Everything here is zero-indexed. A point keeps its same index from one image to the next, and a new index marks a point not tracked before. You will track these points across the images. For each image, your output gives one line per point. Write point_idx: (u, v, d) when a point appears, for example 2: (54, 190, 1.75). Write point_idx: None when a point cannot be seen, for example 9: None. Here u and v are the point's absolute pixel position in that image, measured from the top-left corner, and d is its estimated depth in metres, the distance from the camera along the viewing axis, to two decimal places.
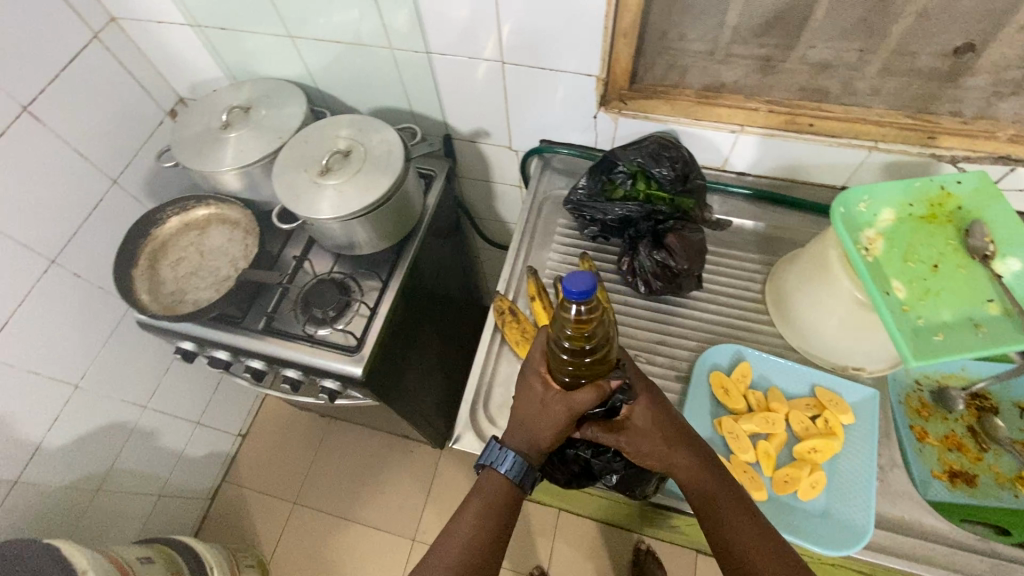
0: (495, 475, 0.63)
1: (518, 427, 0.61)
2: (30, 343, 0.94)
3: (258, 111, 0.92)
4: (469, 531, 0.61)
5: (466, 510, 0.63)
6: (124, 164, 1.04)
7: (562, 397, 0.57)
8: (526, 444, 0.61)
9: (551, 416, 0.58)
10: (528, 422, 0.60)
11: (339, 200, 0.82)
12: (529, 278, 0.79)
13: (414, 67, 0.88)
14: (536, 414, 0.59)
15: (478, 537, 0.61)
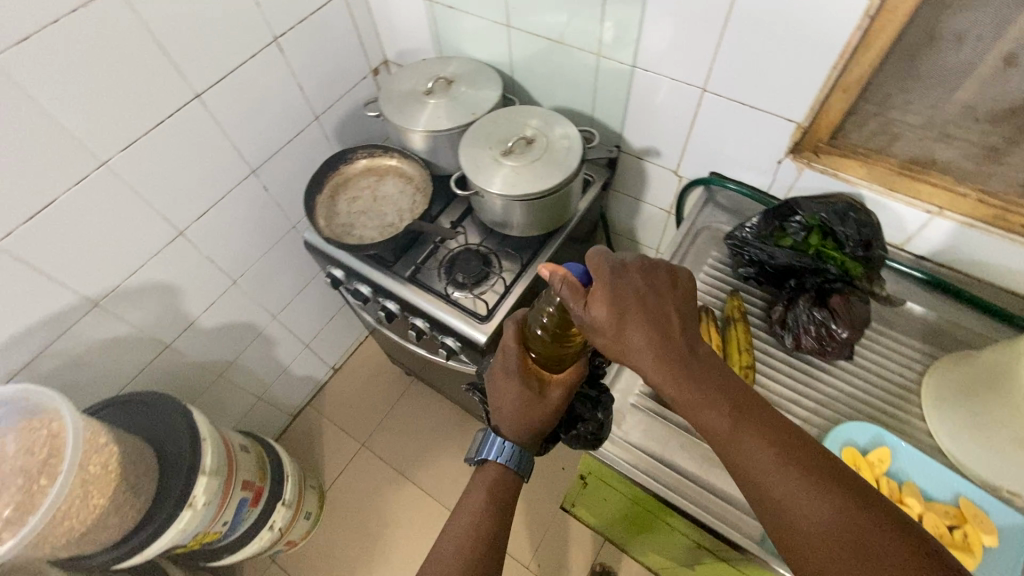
0: (494, 465, 0.72)
1: (509, 420, 0.71)
2: (217, 235, 1.08)
3: (459, 85, 1.00)
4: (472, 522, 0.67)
5: (470, 501, 0.69)
6: (327, 105, 1.17)
7: (554, 381, 0.70)
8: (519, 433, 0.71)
9: (545, 399, 0.69)
10: (516, 412, 0.70)
11: (513, 181, 0.86)
12: None
13: (613, 76, 0.92)
14: (526, 405, 0.69)
15: (482, 524, 0.67)
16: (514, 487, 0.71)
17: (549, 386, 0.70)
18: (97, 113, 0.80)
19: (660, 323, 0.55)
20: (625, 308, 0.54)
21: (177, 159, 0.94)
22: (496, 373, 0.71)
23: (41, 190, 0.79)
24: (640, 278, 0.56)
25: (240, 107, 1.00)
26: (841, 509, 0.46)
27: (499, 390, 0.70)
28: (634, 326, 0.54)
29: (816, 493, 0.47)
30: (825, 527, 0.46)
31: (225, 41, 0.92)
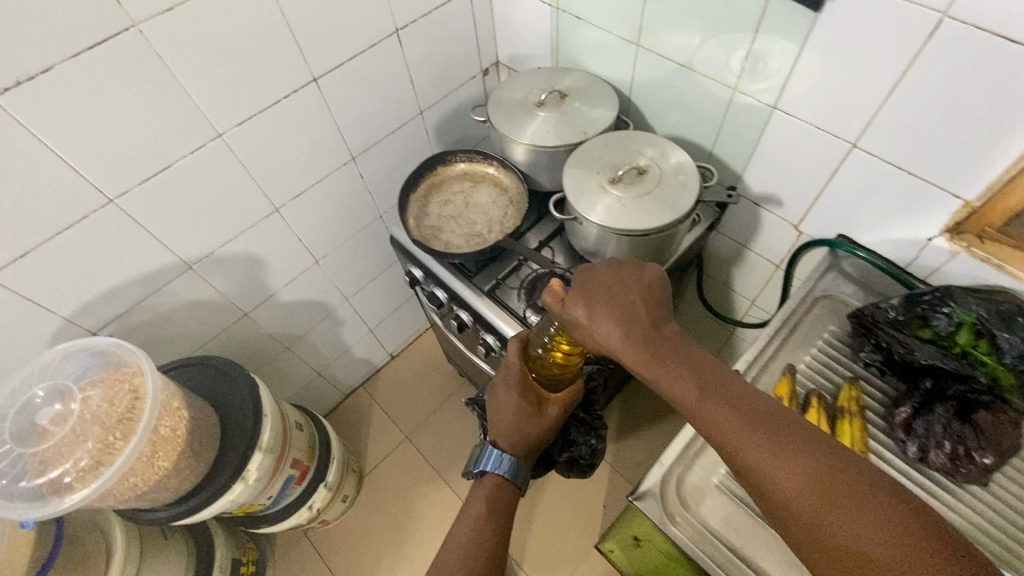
0: (495, 474, 0.80)
1: (509, 431, 0.82)
2: (308, 216, 1.09)
3: (572, 101, 0.95)
4: (477, 521, 0.75)
5: (474, 504, 0.78)
6: (433, 101, 1.16)
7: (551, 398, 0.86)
8: (518, 443, 0.82)
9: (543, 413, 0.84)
10: (516, 423, 0.82)
11: (618, 214, 0.80)
12: (784, 376, 0.73)
13: (744, 115, 0.84)
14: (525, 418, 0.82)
15: (486, 524, 0.75)
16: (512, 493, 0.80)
17: (547, 402, 0.85)
18: (221, 86, 0.81)
19: (631, 310, 0.62)
20: (601, 301, 0.63)
21: (284, 138, 0.95)
22: (500, 389, 0.85)
23: (160, 154, 0.81)
24: (607, 274, 0.66)
25: (352, 94, 0.99)
26: (815, 470, 0.49)
27: (502, 404, 0.84)
28: (608, 316, 0.62)
29: (792, 457, 0.50)
30: (808, 493, 0.48)
31: (349, 28, 0.91)
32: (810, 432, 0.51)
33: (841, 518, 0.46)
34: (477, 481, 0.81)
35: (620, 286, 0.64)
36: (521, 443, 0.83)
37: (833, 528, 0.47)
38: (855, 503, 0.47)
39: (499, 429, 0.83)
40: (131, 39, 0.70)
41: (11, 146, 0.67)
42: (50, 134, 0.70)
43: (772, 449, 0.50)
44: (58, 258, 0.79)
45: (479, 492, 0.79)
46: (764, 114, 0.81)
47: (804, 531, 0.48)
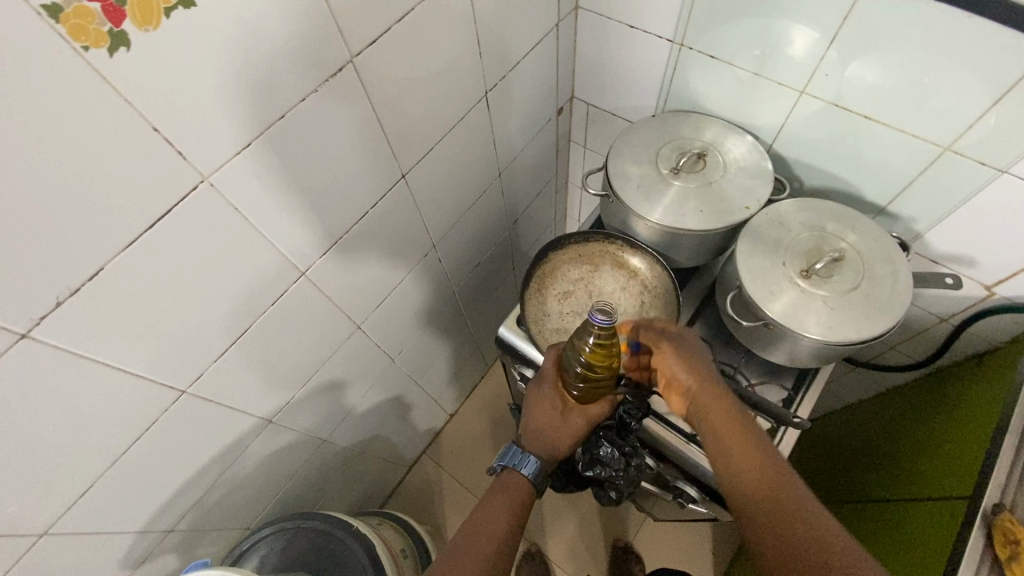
0: (521, 476, 0.69)
1: (538, 438, 0.72)
2: (385, 320, 0.90)
3: (713, 164, 0.78)
4: (494, 522, 0.63)
5: (492, 503, 0.66)
6: (510, 158, 0.97)
7: (579, 409, 0.74)
8: (544, 448, 0.72)
9: (568, 423, 0.73)
10: (546, 431, 0.73)
11: (827, 320, 0.65)
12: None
13: (948, 173, 0.69)
14: (552, 426, 0.73)
15: (504, 530, 0.62)
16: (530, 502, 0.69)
17: (573, 412, 0.74)
18: (303, 216, 0.61)
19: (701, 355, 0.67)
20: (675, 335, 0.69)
21: (368, 249, 0.75)
22: (531, 395, 0.74)
23: (236, 317, 0.61)
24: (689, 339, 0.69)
25: (437, 179, 0.80)
26: (811, 531, 0.49)
27: (535, 412, 0.74)
28: (685, 358, 0.66)
29: (778, 503, 0.52)
30: (775, 509, 0.52)
31: (439, 102, 0.71)
32: (817, 518, 0.50)
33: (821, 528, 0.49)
34: (495, 481, 0.70)
35: (697, 346, 0.68)
36: (547, 449, 0.72)
37: (783, 535, 0.49)
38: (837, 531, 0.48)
39: (528, 434, 0.73)
40: (202, 198, 0.49)
41: (60, 378, 0.47)
42: (109, 346, 0.49)
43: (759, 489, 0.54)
44: (125, 473, 0.60)
45: (499, 494, 0.67)
46: (984, 175, 0.67)
47: (760, 528, 0.52)
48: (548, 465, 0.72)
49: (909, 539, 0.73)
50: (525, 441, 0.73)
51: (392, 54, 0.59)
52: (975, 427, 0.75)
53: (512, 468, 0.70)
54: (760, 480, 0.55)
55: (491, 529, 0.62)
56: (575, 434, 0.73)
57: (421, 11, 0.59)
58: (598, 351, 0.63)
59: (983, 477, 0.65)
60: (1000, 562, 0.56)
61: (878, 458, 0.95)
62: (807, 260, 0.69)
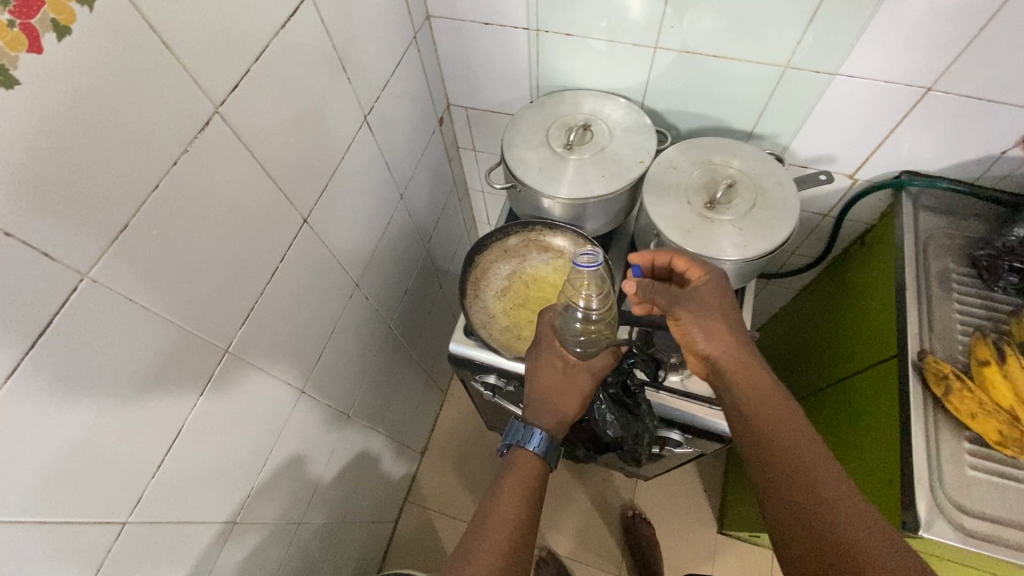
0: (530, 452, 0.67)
1: (541, 405, 0.70)
2: (327, 374, 0.85)
3: (601, 132, 0.82)
4: (528, 471, 0.65)
5: (525, 458, 0.66)
6: (407, 178, 0.95)
7: (582, 366, 0.72)
8: (552, 416, 0.69)
9: (574, 385, 0.71)
10: (550, 395, 0.71)
11: (742, 239, 0.71)
12: (974, 339, 0.70)
13: (794, 90, 0.79)
14: (559, 392, 0.71)
15: (532, 488, 0.64)
16: (544, 480, 0.66)
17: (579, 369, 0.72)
18: (208, 292, 0.56)
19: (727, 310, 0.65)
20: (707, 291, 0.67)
21: (290, 306, 0.70)
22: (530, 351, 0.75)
23: (164, 421, 0.55)
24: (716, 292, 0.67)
25: (340, 215, 0.77)
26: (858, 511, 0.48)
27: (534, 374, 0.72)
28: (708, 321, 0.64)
29: (831, 493, 0.50)
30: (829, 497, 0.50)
31: (321, 139, 0.68)
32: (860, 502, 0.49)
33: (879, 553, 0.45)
34: (506, 460, 0.67)
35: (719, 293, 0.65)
36: (553, 417, 0.69)
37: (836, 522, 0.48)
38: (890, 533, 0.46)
39: (532, 402, 0.70)
40: (87, 301, 0.44)
41: None
42: (13, 501, 0.43)
43: (814, 476, 0.51)
44: None
45: (512, 470, 0.65)
46: (823, 82, 0.76)
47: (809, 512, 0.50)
48: (554, 435, 0.69)
49: (857, 409, 0.82)
50: (528, 414, 0.70)
51: (256, 100, 0.55)
52: (875, 297, 0.86)
53: (519, 444, 0.67)
54: (806, 467, 0.52)
55: (516, 482, 0.64)
56: (581, 398, 0.71)
57: (278, 44, 0.57)
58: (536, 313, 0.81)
59: (902, 334, 0.74)
60: (939, 399, 0.67)
61: (808, 355, 1.04)
62: (707, 192, 0.75)
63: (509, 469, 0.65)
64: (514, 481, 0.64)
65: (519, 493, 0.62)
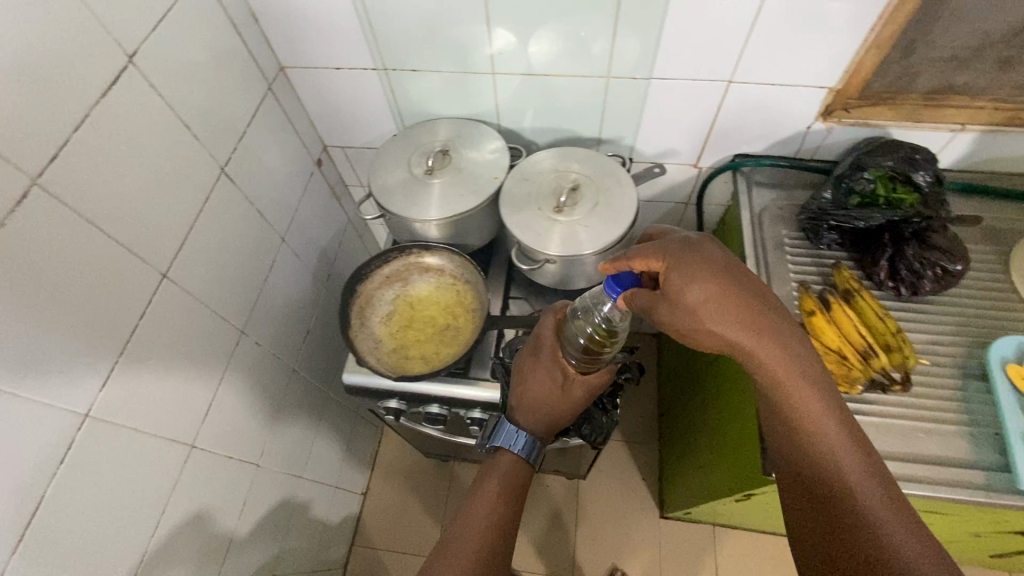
0: (513, 454, 0.70)
1: (528, 409, 0.73)
2: (224, 425, 0.85)
3: (457, 154, 0.87)
4: (508, 469, 0.69)
5: (506, 458, 0.70)
6: (288, 221, 0.97)
7: (580, 379, 0.73)
8: (537, 421, 0.73)
9: (566, 397, 0.73)
10: (539, 400, 0.73)
11: (590, 236, 0.79)
12: (801, 292, 0.80)
13: (622, 95, 0.87)
14: (550, 399, 0.73)
15: (510, 486, 0.68)
16: (524, 480, 0.70)
17: (574, 384, 0.73)
18: (55, 359, 0.56)
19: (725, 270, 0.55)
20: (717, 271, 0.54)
21: (164, 358, 0.71)
22: (528, 347, 0.76)
23: (21, 497, 0.54)
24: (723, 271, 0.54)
25: (210, 266, 0.78)
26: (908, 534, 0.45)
27: (525, 374, 0.75)
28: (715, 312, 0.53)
29: (882, 514, 0.47)
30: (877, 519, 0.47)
31: (170, 195, 0.70)
32: (908, 523, 0.46)
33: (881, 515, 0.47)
34: (490, 461, 0.71)
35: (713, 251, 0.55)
36: (539, 420, 0.73)
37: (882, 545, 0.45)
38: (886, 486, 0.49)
39: (518, 404, 0.73)
40: None
41: None
42: None
43: (868, 496, 0.48)
44: None
45: (495, 471, 0.69)
46: (643, 86, 0.85)
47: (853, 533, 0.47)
48: (539, 437, 0.73)
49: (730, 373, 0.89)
50: (517, 414, 0.73)
51: (81, 166, 0.57)
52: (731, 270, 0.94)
53: (503, 447, 0.71)
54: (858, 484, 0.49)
55: (499, 482, 0.68)
56: (573, 408, 0.74)
57: (101, 111, 0.59)
58: (419, 332, 0.85)
59: None
60: None
61: None
62: (554, 197, 0.82)
63: (489, 471, 0.69)
64: (497, 480, 0.68)
65: (498, 488, 0.67)
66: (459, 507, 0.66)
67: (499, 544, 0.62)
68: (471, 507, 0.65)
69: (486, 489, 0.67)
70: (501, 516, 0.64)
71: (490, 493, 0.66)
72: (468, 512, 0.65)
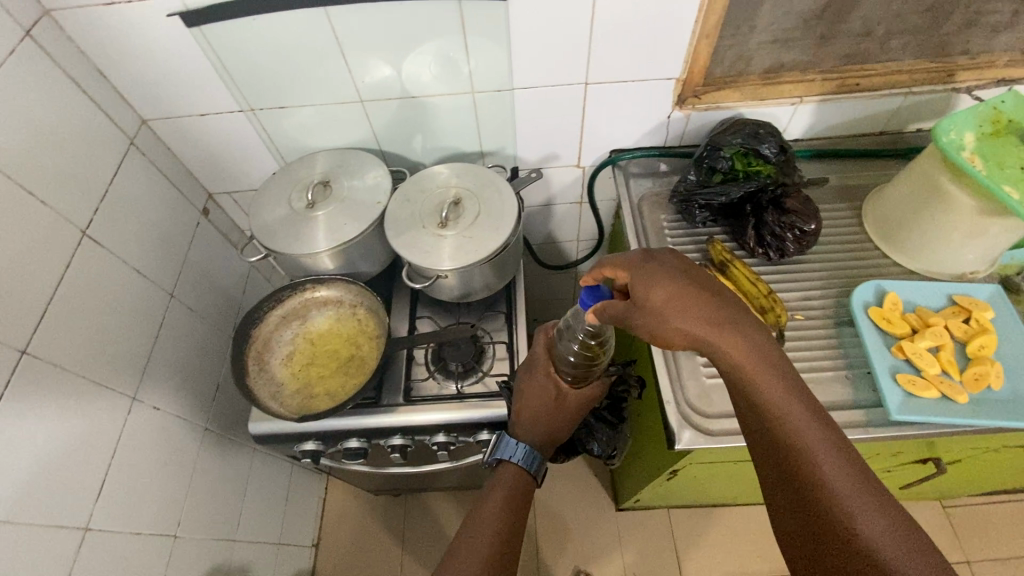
0: (514, 466, 0.74)
1: (528, 425, 0.76)
2: (127, 500, 0.80)
3: (338, 184, 0.87)
4: (511, 476, 0.72)
5: (507, 468, 0.73)
6: (176, 276, 0.94)
7: (574, 392, 0.78)
8: (535, 435, 0.76)
9: (564, 411, 0.78)
10: (538, 413, 0.77)
11: (475, 246, 0.80)
12: None
13: (491, 108, 0.90)
14: (548, 413, 0.77)
15: (515, 492, 0.71)
16: (528, 490, 0.72)
17: (569, 396, 0.78)
18: None
19: (688, 275, 0.58)
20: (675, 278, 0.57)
21: (37, 440, 0.66)
22: (524, 368, 0.81)
23: None
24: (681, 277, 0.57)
25: (84, 334, 0.74)
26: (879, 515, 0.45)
27: (522, 391, 0.79)
28: (679, 316, 0.55)
29: (854, 495, 0.46)
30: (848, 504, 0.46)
31: (21, 265, 0.66)
32: (875, 501, 0.46)
33: (865, 511, 0.45)
34: (494, 474, 0.74)
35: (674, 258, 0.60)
36: (540, 434, 0.76)
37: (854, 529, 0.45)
38: (868, 482, 0.47)
39: (517, 419, 0.77)
40: None
41: None
42: None
43: (840, 481, 0.47)
44: None
45: (498, 481, 0.72)
46: (507, 97, 0.88)
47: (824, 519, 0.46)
48: (541, 450, 0.76)
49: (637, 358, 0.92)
50: (518, 430, 0.77)
51: None
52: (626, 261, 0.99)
53: (504, 458, 0.74)
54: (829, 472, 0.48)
55: (503, 489, 0.71)
56: (571, 420, 0.78)
57: None
58: (323, 367, 0.84)
59: None
60: None
61: None
62: (437, 214, 0.83)
63: (492, 483, 0.72)
64: (501, 487, 0.71)
65: (505, 495, 0.70)
66: (468, 513, 0.69)
67: (508, 543, 0.65)
68: (480, 512, 0.68)
69: (490, 496, 0.70)
70: (508, 516, 0.67)
71: (497, 499, 0.69)
72: (478, 515, 0.68)
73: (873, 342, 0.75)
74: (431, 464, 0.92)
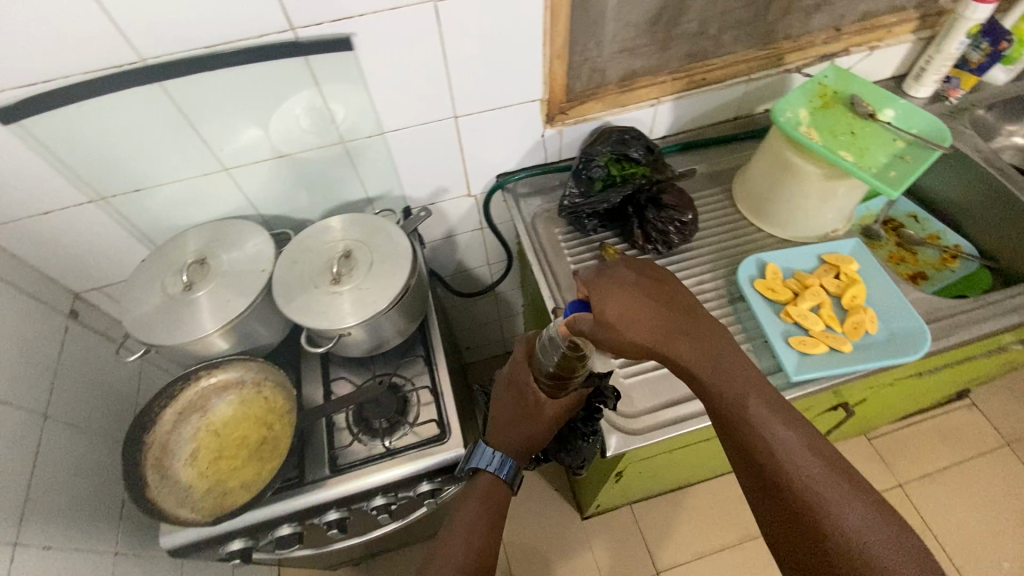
0: (490, 474, 0.71)
1: (501, 433, 0.72)
2: None
3: (217, 259, 0.82)
4: (486, 484, 0.71)
5: (483, 475, 0.71)
6: (49, 393, 0.84)
7: (552, 402, 0.70)
8: (513, 444, 0.71)
9: (538, 422, 0.71)
10: (509, 422, 0.72)
11: (373, 297, 0.78)
12: None
13: (367, 153, 0.89)
14: (520, 424, 0.71)
15: (492, 500, 0.70)
16: (503, 496, 0.71)
17: (546, 406, 0.70)
18: None
19: (651, 291, 0.61)
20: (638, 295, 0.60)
21: None
22: (502, 376, 0.74)
23: None
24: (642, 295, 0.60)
25: None
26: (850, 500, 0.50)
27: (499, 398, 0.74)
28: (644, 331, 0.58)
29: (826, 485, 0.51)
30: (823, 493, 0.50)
31: None
32: (844, 488, 0.51)
33: (844, 503, 0.50)
34: (471, 479, 0.72)
35: (634, 273, 0.62)
36: (513, 445, 0.72)
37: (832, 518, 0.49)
38: (835, 469, 0.52)
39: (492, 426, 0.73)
40: None
41: None
42: None
43: (813, 473, 0.52)
44: None
45: (474, 491, 0.71)
46: (381, 141, 0.87)
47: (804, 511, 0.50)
48: (517, 460, 0.72)
49: None
50: (491, 439, 0.73)
51: None
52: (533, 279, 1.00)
53: (478, 467, 0.72)
54: (801, 466, 0.52)
55: (478, 501, 0.70)
56: (545, 433, 0.71)
57: None
58: (236, 458, 0.78)
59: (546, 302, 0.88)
60: None
61: None
62: (328, 271, 0.80)
63: (467, 495, 0.71)
64: (477, 498, 0.70)
65: (480, 506, 0.69)
66: (443, 529, 0.69)
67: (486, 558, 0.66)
68: (457, 525, 0.68)
69: (466, 508, 0.69)
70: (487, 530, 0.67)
71: (473, 512, 0.69)
72: (457, 520, 0.69)
73: (762, 311, 0.81)
74: (376, 530, 0.87)
